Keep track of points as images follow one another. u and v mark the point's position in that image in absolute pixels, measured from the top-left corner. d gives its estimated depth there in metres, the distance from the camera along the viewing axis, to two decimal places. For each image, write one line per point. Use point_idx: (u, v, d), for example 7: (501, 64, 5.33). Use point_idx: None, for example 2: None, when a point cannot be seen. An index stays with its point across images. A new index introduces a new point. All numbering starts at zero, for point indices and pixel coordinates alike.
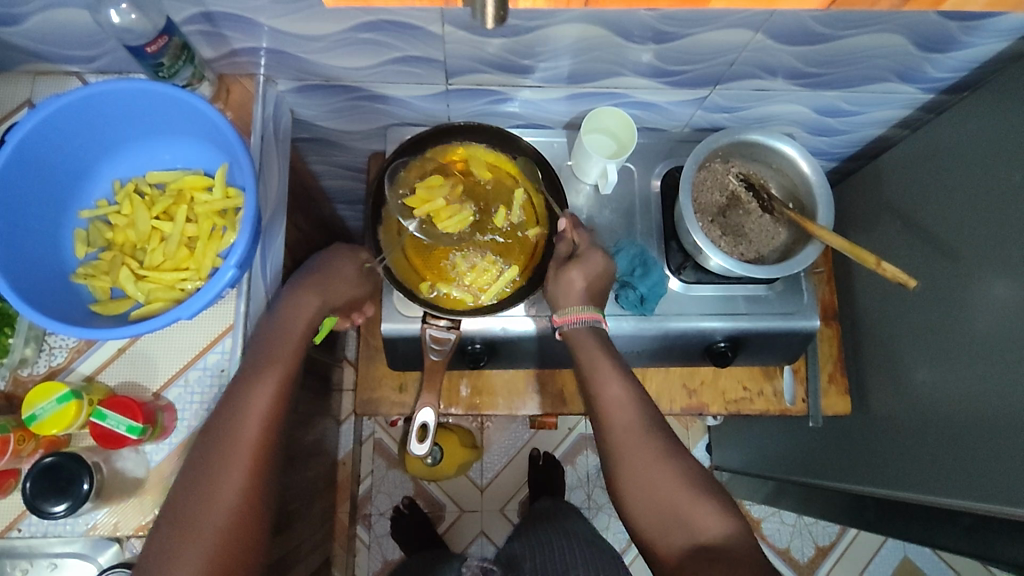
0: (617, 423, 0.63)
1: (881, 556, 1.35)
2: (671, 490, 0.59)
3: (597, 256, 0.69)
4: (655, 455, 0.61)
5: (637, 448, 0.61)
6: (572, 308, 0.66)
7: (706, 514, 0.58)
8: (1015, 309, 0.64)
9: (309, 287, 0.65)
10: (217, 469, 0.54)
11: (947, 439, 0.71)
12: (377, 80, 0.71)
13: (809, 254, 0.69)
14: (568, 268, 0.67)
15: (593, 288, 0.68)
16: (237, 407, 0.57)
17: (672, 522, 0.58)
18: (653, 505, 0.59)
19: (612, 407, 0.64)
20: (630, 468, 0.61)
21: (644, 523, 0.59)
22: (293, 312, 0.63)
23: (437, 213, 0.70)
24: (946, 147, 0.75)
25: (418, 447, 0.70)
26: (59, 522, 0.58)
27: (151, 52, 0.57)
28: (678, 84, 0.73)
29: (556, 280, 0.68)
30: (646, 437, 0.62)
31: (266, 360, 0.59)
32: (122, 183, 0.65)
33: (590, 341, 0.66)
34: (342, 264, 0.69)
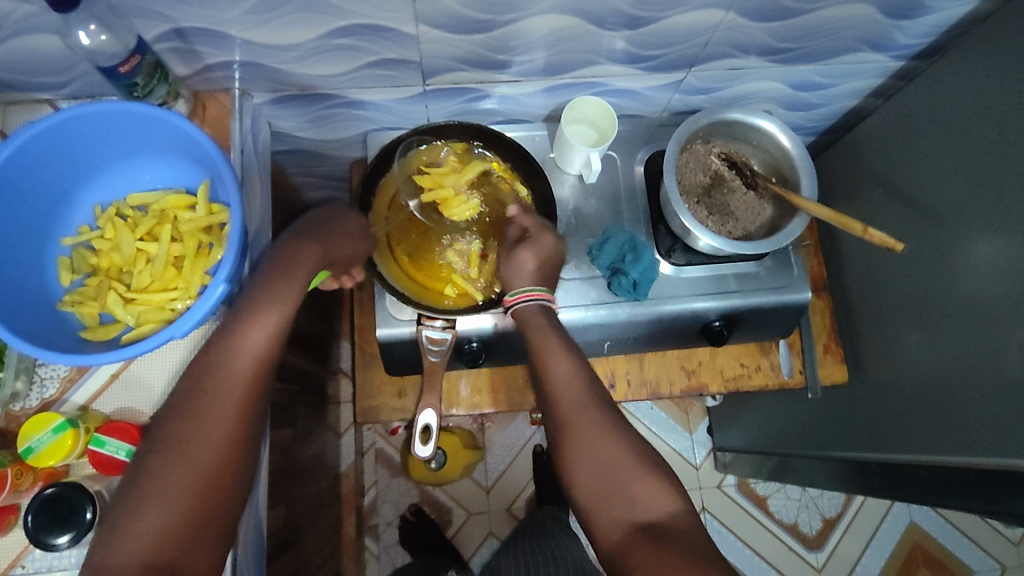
0: (563, 399, 0.59)
1: (887, 522, 1.37)
2: (616, 464, 0.56)
3: (548, 237, 0.67)
4: (599, 429, 0.57)
5: (583, 421, 0.58)
6: (522, 287, 0.65)
7: (650, 489, 0.54)
8: (1002, 264, 0.65)
9: (312, 233, 0.59)
10: (205, 408, 0.51)
11: (944, 398, 0.73)
12: (353, 86, 0.71)
13: (796, 227, 0.70)
14: (519, 249, 0.66)
15: (545, 270, 0.66)
16: (230, 345, 0.53)
17: (614, 497, 0.55)
18: (596, 482, 0.56)
19: (559, 381, 0.60)
20: (576, 443, 0.57)
21: (583, 498, 0.56)
22: (292, 256, 0.56)
23: (445, 200, 0.70)
24: (920, 112, 0.76)
25: (422, 450, 0.70)
26: (63, 555, 0.57)
27: (124, 72, 0.56)
28: (655, 68, 0.74)
29: (507, 261, 0.66)
30: (591, 412, 0.58)
31: (263, 300, 0.54)
32: (103, 208, 0.64)
33: (540, 320, 0.64)
34: (345, 217, 0.64)
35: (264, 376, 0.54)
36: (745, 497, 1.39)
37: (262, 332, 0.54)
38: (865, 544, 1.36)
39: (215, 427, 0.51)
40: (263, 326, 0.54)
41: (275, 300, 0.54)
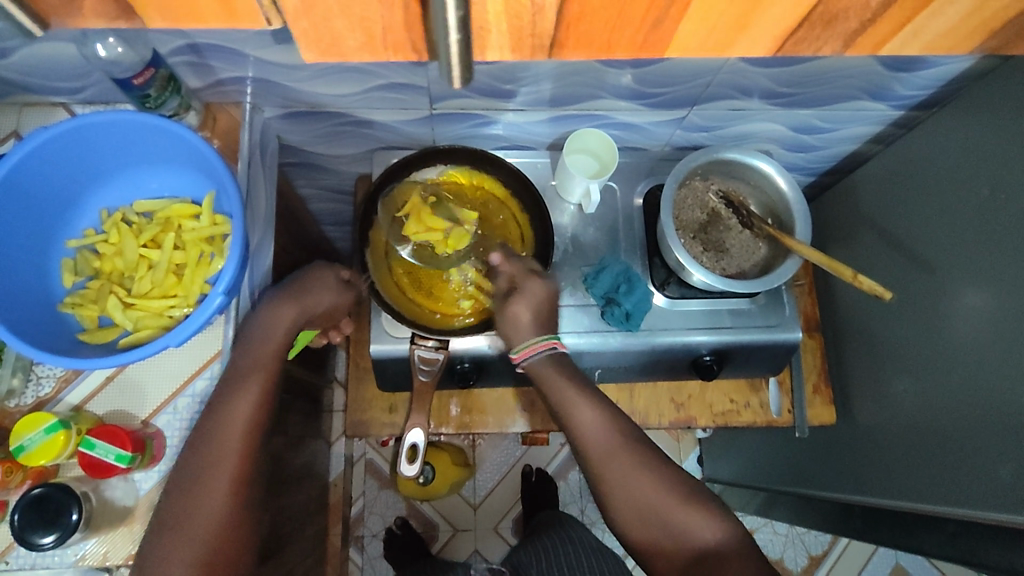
0: (595, 446, 0.65)
1: (873, 564, 1.36)
2: (659, 503, 0.62)
3: (535, 282, 0.67)
4: (635, 469, 0.63)
5: (617, 465, 0.64)
6: (527, 342, 0.66)
7: (699, 521, 0.62)
8: (990, 319, 0.66)
9: (289, 304, 0.63)
10: (202, 480, 0.55)
11: (928, 447, 0.73)
12: (361, 106, 0.72)
13: (788, 269, 0.71)
14: (510, 304, 0.66)
15: (541, 317, 0.67)
16: (216, 422, 0.57)
17: (667, 533, 0.62)
18: (644, 520, 0.63)
19: (587, 430, 0.65)
20: (619, 485, 0.63)
21: (639, 538, 0.63)
22: (270, 325, 0.61)
23: (439, 238, 0.71)
24: (918, 162, 0.77)
25: (407, 469, 0.70)
26: (48, 553, 0.58)
27: (138, 84, 0.58)
28: (657, 105, 0.75)
29: (503, 317, 0.66)
30: (627, 453, 0.64)
31: (248, 367, 0.59)
32: (109, 212, 0.65)
33: (549, 368, 0.67)
34: (323, 275, 0.66)
35: (253, 440, 0.58)
36: None
37: (247, 401, 0.58)
38: None
39: (214, 497, 0.55)
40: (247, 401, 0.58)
41: (252, 376, 0.59)
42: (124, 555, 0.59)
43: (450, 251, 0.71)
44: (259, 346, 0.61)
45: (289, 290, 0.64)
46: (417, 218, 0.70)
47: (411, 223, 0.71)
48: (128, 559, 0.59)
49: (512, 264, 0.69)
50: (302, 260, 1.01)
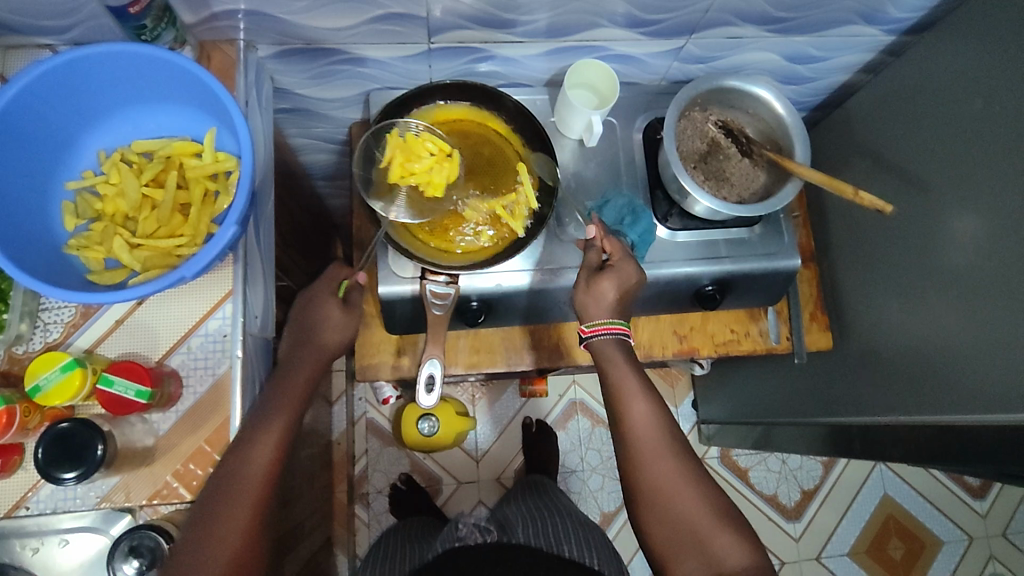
0: (643, 441, 0.67)
1: (862, 494, 1.42)
2: (695, 519, 0.63)
3: (630, 266, 0.71)
4: (677, 478, 0.65)
5: (659, 467, 0.65)
6: (601, 320, 0.69)
7: (727, 545, 0.62)
8: (984, 231, 0.68)
9: (304, 355, 0.67)
10: (225, 508, 0.55)
11: (926, 362, 0.76)
12: (358, 41, 0.71)
13: (788, 193, 0.72)
14: (600, 279, 0.70)
15: (624, 299, 0.70)
16: (243, 453, 0.57)
17: (690, 546, 0.63)
18: (671, 529, 0.64)
19: (638, 424, 0.67)
20: (656, 486, 0.65)
21: (658, 545, 0.64)
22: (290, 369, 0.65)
23: (427, 179, 0.69)
24: (911, 85, 0.78)
25: (424, 399, 0.71)
26: (68, 496, 0.58)
27: (134, 13, 0.56)
28: (656, 34, 0.75)
29: (588, 290, 0.70)
30: (671, 462, 0.66)
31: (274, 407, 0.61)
32: (107, 154, 0.64)
33: (617, 356, 0.69)
34: (328, 312, 0.70)
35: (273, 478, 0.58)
36: (728, 469, 1.42)
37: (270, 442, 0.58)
38: (842, 514, 1.41)
39: (233, 527, 0.55)
40: (272, 439, 0.58)
41: (279, 413, 0.61)
42: (147, 494, 0.59)
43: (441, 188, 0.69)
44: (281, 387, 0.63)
45: (300, 338, 0.68)
46: (399, 163, 0.68)
47: (394, 168, 0.68)
48: (152, 497, 0.59)
49: (610, 240, 0.73)
50: (295, 214, 1.00)
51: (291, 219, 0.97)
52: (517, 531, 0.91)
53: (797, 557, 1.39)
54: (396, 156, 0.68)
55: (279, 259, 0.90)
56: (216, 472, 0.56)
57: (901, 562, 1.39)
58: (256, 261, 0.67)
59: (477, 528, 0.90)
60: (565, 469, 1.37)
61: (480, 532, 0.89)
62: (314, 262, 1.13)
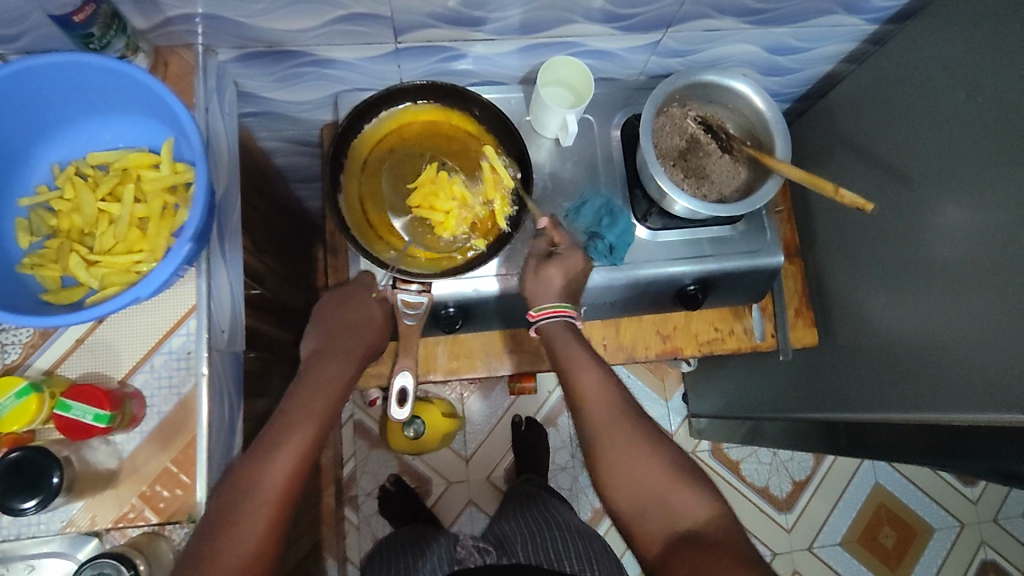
0: (595, 411, 0.65)
1: (854, 484, 1.42)
2: (653, 479, 0.61)
3: (576, 253, 0.70)
4: (632, 442, 0.63)
5: (614, 435, 0.63)
6: (550, 303, 0.69)
7: (687, 500, 0.60)
8: (971, 226, 0.66)
9: (337, 356, 0.68)
10: (239, 517, 0.54)
11: (911, 357, 0.75)
12: (322, 43, 0.68)
13: (769, 190, 0.71)
14: (547, 265, 0.69)
15: (571, 285, 0.70)
16: (263, 464, 0.57)
17: (652, 508, 0.60)
18: (631, 490, 0.61)
19: (588, 393, 0.66)
20: (612, 449, 0.63)
21: (622, 510, 0.62)
22: (325, 377, 0.66)
23: (442, 219, 0.69)
24: (895, 76, 0.76)
25: (397, 413, 0.69)
26: (32, 522, 0.57)
27: (79, 22, 0.54)
28: (631, 28, 0.73)
29: (536, 277, 0.70)
30: (625, 427, 0.64)
31: (297, 420, 0.60)
32: (62, 167, 0.61)
33: (564, 335, 0.69)
34: (366, 306, 0.72)
35: (292, 490, 0.57)
36: (718, 462, 1.42)
37: (290, 451, 0.58)
38: (834, 504, 1.41)
39: (248, 536, 0.53)
40: (294, 450, 0.58)
41: (304, 424, 0.60)
42: (113, 517, 0.57)
43: (449, 233, 0.70)
44: (312, 397, 0.63)
45: (339, 334, 0.70)
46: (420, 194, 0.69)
47: (419, 196, 0.69)
48: (118, 521, 0.57)
49: (557, 227, 0.72)
50: (269, 218, 0.98)
51: (264, 224, 0.95)
52: (517, 548, 0.88)
53: (790, 548, 1.39)
54: (429, 186, 0.69)
55: (252, 266, 0.88)
56: (234, 479, 0.56)
57: (893, 551, 1.40)
58: (221, 274, 0.65)
59: (477, 549, 0.90)
60: (555, 467, 1.36)
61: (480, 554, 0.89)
62: (294, 266, 1.11)
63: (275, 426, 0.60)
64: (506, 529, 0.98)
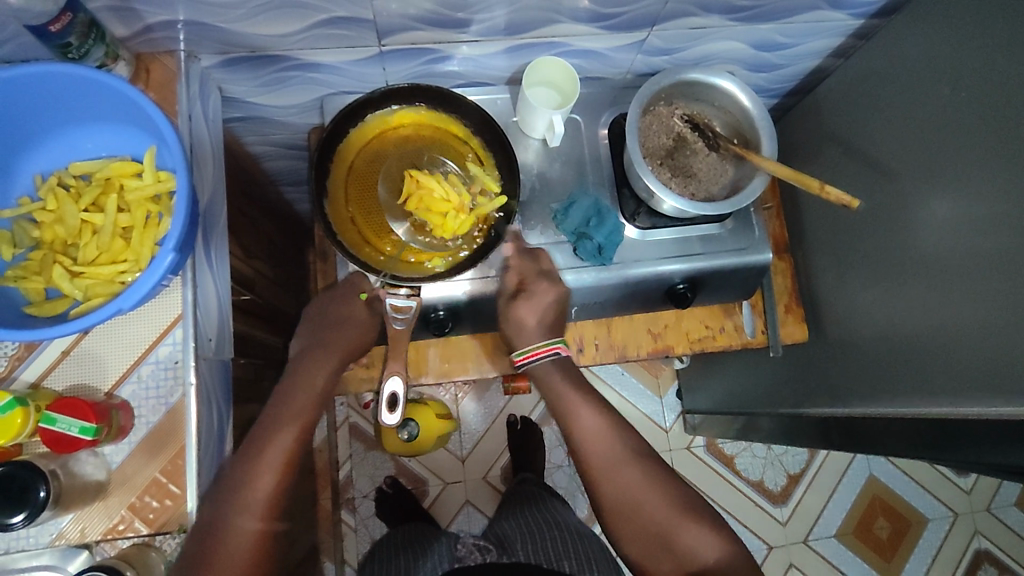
0: (599, 453, 0.70)
1: (848, 477, 1.42)
2: (664, 523, 0.68)
3: (545, 287, 0.73)
4: (635, 482, 0.69)
5: (621, 477, 0.69)
6: (531, 346, 0.72)
7: (696, 540, 0.67)
8: (957, 221, 0.67)
9: (323, 352, 0.70)
10: (234, 514, 0.57)
11: (900, 352, 0.75)
12: (305, 47, 0.68)
13: (756, 188, 0.71)
14: (517, 307, 0.73)
15: (545, 321, 0.73)
16: (253, 466, 0.60)
17: (661, 549, 0.68)
18: (641, 533, 0.68)
19: (590, 436, 0.71)
20: (620, 492, 0.69)
21: (632, 548, 0.69)
22: (312, 374, 0.68)
23: (441, 221, 0.69)
24: (882, 70, 0.76)
25: (389, 417, 0.67)
26: (21, 535, 0.56)
27: (56, 31, 0.53)
28: (616, 27, 0.72)
29: (508, 319, 0.73)
30: (631, 468, 0.70)
31: (285, 417, 0.64)
32: (44, 177, 0.61)
33: (554, 377, 0.73)
34: (352, 306, 0.72)
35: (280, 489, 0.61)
36: (713, 457, 1.43)
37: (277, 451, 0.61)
38: (828, 497, 1.41)
39: (240, 532, 0.57)
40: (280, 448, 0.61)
41: (291, 421, 0.64)
42: (102, 529, 0.57)
43: (450, 234, 0.70)
44: (301, 394, 0.66)
45: (327, 329, 0.71)
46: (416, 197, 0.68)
47: (415, 199, 0.69)
48: (107, 533, 0.57)
49: (525, 263, 0.74)
50: (259, 223, 0.97)
51: (253, 229, 0.95)
52: (517, 548, 0.88)
53: (785, 541, 1.39)
54: (422, 188, 0.68)
55: (242, 272, 0.88)
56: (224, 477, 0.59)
57: (887, 542, 1.40)
58: (206, 282, 0.65)
59: (477, 549, 0.91)
60: (551, 465, 1.37)
61: (480, 554, 0.89)
62: (285, 270, 1.10)
63: (263, 424, 0.63)
64: (506, 531, 0.97)
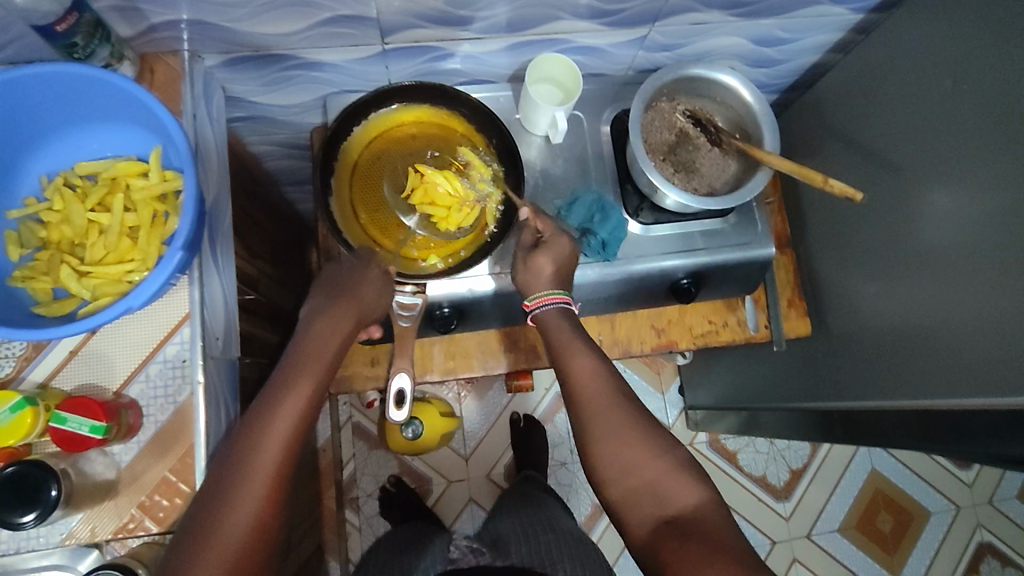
0: (588, 395, 0.64)
1: (850, 470, 1.43)
2: (647, 467, 0.60)
3: (563, 240, 0.70)
4: (624, 424, 0.62)
5: (608, 419, 0.63)
6: (542, 292, 0.69)
7: (680, 487, 0.58)
8: (958, 213, 0.67)
9: (336, 313, 0.65)
10: (235, 489, 0.52)
11: (903, 344, 0.75)
12: (308, 46, 0.68)
13: (759, 182, 0.71)
14: (535, 255, 0.69)
15: (561, 271, 0.69)
16: (258, 435, 0.54)
17: (642, 494, 0.59)
18: (623, 476, 0.60)
19: (582, 379, 0.65)
20: (605, 436, 0.62)
21: (613, 496, 0.61)
22: (325, 336, 0.63)
23: (444, 214, 0.70)
24: (882, 64, 0.77)
25: (396, 414, 0.69)
26: (31, 535, 0.56)
27: (62, 31, 0.53)
28: (618, 23, 0.73)
29: (525, 267, 0.69)
30: (620, 411, 0.63)
31: (296, 378, 0.59)
32: (50, 178, 0.61)
33: (559, 324, 0.69)
34: (368, 273, 0.66)
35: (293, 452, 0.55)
36: (716, 452, 1.43)
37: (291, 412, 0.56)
38: (831, 492, 1.42)
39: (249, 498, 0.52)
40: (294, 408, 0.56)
41: (304, 382, 0.59)
42: (113, 529, 0.57)
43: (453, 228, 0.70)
44: (313, 356, 0.61)
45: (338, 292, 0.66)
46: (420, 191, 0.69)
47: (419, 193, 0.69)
48: (117, 532, 0.57)
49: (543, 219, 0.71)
50: (261, 223, 0.97)
51: (256, 229, 0.95)
52: (511, 550, 0.87)
53: (788, 536, 1.40)
54: (428, 181, 0.69)
55: (246, 271, 0.88)
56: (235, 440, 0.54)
57: (890, 535, 1.41)
58: (212, 281, 0.65)
59: (470, 550, 0.89)
60: (555, 462, 1.37)
61: (474, 555, 0.87)
62: (288, 270, 1.11)
63: (269, 390, 0.58)
64: (503, 530, 0.98)
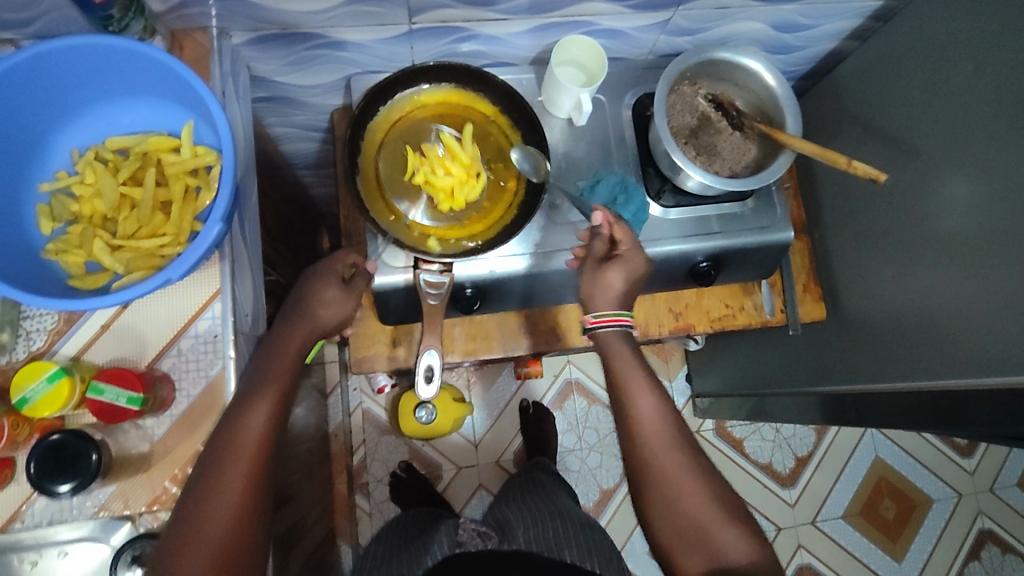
0: (649, 438, 0.66)
1: (855, 458, 1.45)
2: (704, 518, 0.63)
3: (637, 254, 0.70)
4: (683, 469, 0.65)
5: (667, 464, 0.65)
6: (610, 311, 0.69)
7: (731, 539, 0.62)
8: (977, 199, 0.68)
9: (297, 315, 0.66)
10: (217, 482, 0.54)
11: (916, 328, 0.77)
12: (334, 25, 0.68)
13: (782, 165, 0.72)
14: (608, 268, 0.69)
15: (630, 289, 0.70)
16: (231, 436, 0.55)
17: (698, 542, 0.63)
18: (676, 524, 0.64)
19: (644, 418, 0.67)
20: (663, 479, 0.65)
21: (667, 542, 0.64)
22: (287, 335, 0.64)
23: (447, 197, 0.70)
24: (901, 51, 0.77)
25: (425, 390, 0.70)
26: (64, 507, 0.57)
27: (98, 2, 0.54)
28: (642, 6, 0.73)
29: (595, 279, 0.70)
30: (679, 456, 0.66)
31: (261, 376, 0.59)
32: (81, 152, 0.61)
33: (620, 346, 0.70)
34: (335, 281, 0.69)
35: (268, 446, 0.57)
36: (723, 441, 1.44)
37: (260, 412, 0.57)
38: (836, 479, 1.43)
39: (228, 493, 0.54)
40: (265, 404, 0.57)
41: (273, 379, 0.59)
42: (147, 501, 0.57)
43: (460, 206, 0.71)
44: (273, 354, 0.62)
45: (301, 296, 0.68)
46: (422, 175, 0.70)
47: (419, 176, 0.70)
48: (152, 504, 0.57)
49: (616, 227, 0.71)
50: (278, 205, 0.97)
51: (274, 211, 0.95)
52: (518, 535, 0.87)
53: (793, 523, 1.41)
54: (428, 166, 0.70)
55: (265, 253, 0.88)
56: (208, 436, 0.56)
57: (893, 522, 1.43)
58: (241, 258, 0.65)
59: (477, 534, 0.88)
60: (562, 449, 1.38)
61: (481, 539, 0.87)
62: (302, 254, 1.11)
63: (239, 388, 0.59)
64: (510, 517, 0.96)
